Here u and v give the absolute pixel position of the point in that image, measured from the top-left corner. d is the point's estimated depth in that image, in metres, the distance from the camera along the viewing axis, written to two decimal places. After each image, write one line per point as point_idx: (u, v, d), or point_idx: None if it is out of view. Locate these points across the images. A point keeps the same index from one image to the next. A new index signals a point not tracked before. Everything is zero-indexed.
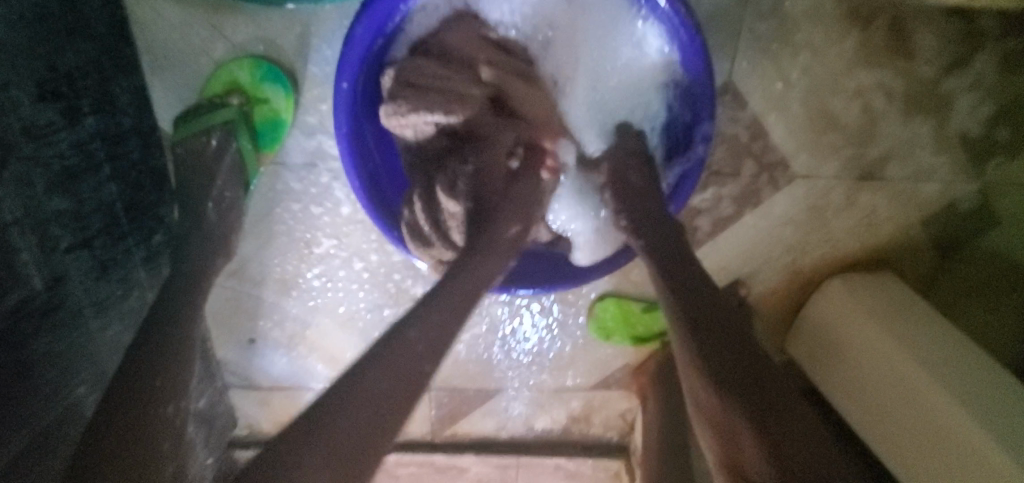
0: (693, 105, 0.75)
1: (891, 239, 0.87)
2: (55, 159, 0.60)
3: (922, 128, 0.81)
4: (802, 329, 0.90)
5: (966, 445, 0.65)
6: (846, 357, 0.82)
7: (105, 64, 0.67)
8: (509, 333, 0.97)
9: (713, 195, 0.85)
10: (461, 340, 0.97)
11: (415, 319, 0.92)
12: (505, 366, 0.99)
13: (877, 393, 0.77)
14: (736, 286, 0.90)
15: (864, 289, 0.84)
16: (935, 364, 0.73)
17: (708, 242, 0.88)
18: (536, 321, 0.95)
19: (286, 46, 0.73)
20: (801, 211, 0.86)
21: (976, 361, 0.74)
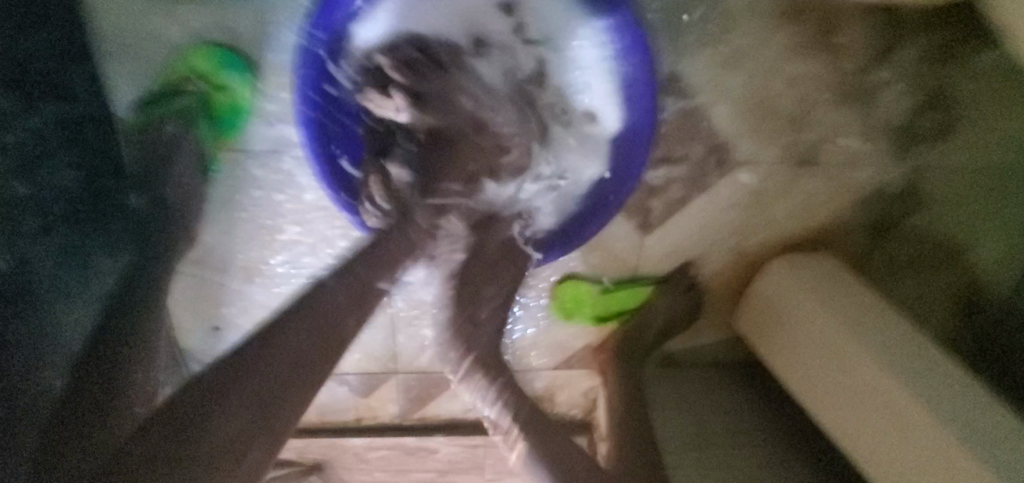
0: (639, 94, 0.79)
1: (828, 219, 0.94)
2: (11, 147, 0.62)
3: (852, 116, 0.87)
4: (745, 305, 0.97)
5: (897, 411, 0.72)
6: (785, 332, 0.88)
7: (63, 50, 0.68)
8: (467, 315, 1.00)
9: (664, 179, 0.90)
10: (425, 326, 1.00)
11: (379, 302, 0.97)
12: None
13: (814, 366, 0.83)
14: (687, 266, 0.96)
15: (804, 268, 0.90)
16: (867, 335, 0.80)
17: (661, 225, 0.93)
18: None
19: (247, 35, 0.74)
20: (747, 194, 0.91)
21: (897, 331, 0.81)
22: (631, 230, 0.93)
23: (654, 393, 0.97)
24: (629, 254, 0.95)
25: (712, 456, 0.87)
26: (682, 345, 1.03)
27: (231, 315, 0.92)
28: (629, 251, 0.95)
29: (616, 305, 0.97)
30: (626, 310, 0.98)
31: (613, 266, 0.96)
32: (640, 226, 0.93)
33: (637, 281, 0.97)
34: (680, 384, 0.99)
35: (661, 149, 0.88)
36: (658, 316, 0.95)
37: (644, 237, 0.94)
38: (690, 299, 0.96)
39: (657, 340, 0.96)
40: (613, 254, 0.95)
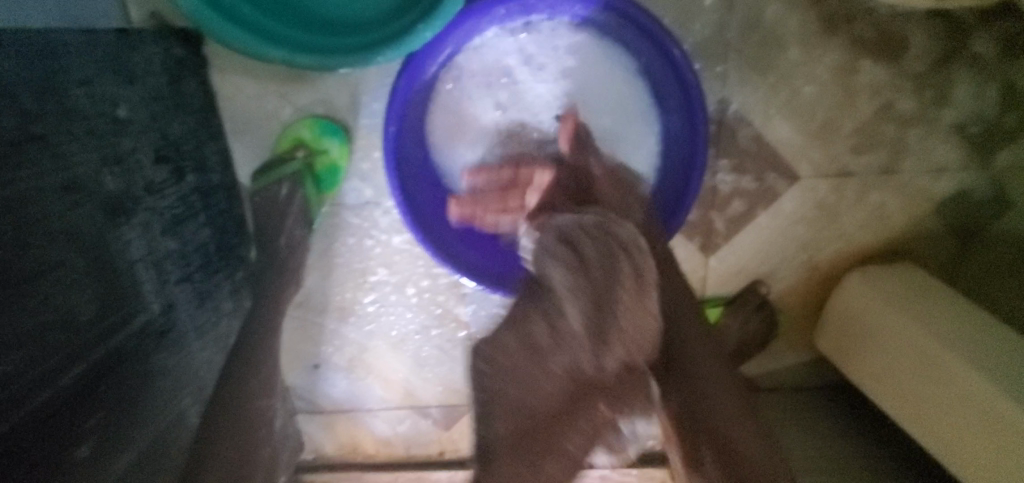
0: (692, 121, 0.80)
1: (905, 230, 0.92)
2: (167, 209, 0.73)
3: (920, 119, 0.87)
4: (826, 322, 0.94)
5: (1011, 431, 0.66)
6: (872, 349, 0.85)
7: (201, 132, 0.82)
8: None
9: (728, 192, 0.91)
10: None
11: (459, 337, 1.01)
12: None
13: (912, 385, 0.79)
14: (757, 285, 0.96)
15: (884, 280, 0.88)
16: (967, 351, 0.75)
17: (725, 244, 0.94)
18: None
19: (341, 106, 0.87)
20: (813, 208, 0.92)
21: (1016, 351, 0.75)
22: (695, 252, 0.95)
23: None
24: (694, 276, 0.96)
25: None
26: (758, 370, 1.01)
27: (331, 351, 1.03)
28: (694, 274, 0.96)
29: None
30: None
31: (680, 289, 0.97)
32: (703, 247, 0.94)
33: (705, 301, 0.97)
34: (764, 411, 0.97)
35: (722, 166, 0.90)
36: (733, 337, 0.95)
37: (708, 259, 0.95)
38: (768, 317, 0.96)
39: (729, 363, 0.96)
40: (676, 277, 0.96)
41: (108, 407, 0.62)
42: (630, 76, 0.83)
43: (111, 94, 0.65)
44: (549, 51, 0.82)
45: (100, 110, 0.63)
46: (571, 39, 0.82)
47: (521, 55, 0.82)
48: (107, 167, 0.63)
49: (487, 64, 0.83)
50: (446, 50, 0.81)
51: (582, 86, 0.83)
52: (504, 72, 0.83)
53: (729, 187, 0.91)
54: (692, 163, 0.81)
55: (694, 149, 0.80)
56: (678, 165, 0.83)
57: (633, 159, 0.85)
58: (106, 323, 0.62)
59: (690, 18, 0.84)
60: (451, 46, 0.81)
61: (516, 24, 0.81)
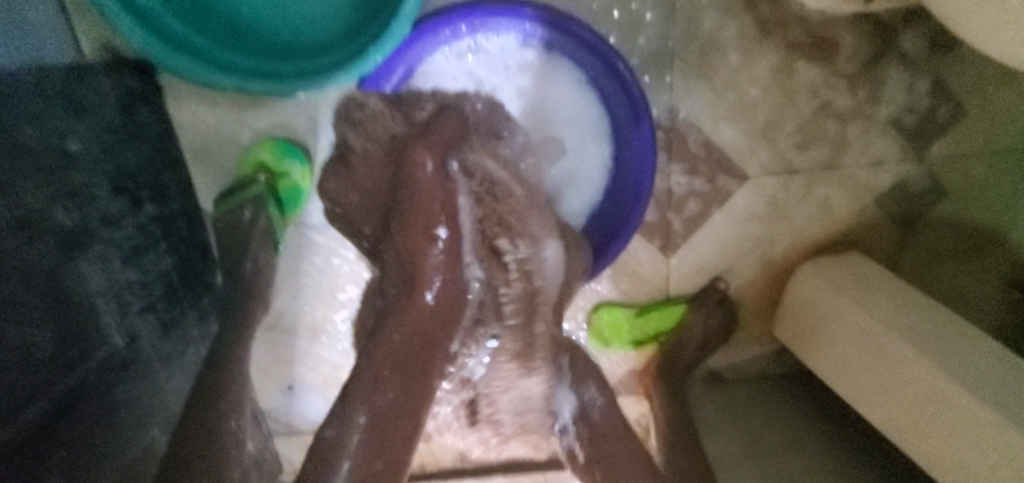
0: (641, 130, 0.84)
1: (852, 221, 0.96)
2: (125, 240, 0.74)
3: (857, 116, 0.92)
4: (783, 313, 0.98)
5: (953, 409, 0.71)
6: (825, 335, 0.90)
7: (157, 161, 0.82)
8: None
9: (682, 194, 0.95)
10: None
11: None
12: None
13: (863, 368, 0.83)
14: (716, 282, 0.99)
15: (834, 270, 0.93)
16: (910, 335, 0.80)
17: (685, 244, 0.98)
18: None
19: (300, 128, 0.88)
20: (765, 205, 0.96)
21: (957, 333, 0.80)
22: (656, 253, 0.98)
23: (703, 412, 0.99)
24: (656, 277, 0.99)
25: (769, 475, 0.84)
26: (722, 363, 1.06)
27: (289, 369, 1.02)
28: (657, 275, 0.99)
29: (655, 326, 1.00)
30: (663, 331, 1.01)
31: (645, 290, 1.00)
32: (663, 248, 0.97)
33: (670, 300, 1.00)
34: (729, 401, 1.01)
35: (675, 169, 0.93)
36: (694, 332, 0.99)
37: (669, 259, 0.98)
38: (728, 312, 1.00)
39: (694, 358, 1.00)
40: (640, 277, 0.99)
41: (74, 441, 0.61)
42: (579, 89, 0.86)
43: (62, 129, 0.65)
44: (498, 67, 0.85)
45: (51, 145, 0.63)
46: (519, 55, 0.85)
47: (471, 73, 0.84)
48: (62, 203, 0.64)
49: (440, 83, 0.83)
50: (399, 71, 0.81)
51: (533, 100, 0.86)
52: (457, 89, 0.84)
53: (684, 188, 0.94)
54: (643, 170, 0.85)
55: (643, 157, 0.84)
56: (631, 172, 0.86)
57: (588, 166, 0.88)
58: (68, 356, 0.63)
59: (637, 29, 0.88)
60: (403, 67, 0.82)
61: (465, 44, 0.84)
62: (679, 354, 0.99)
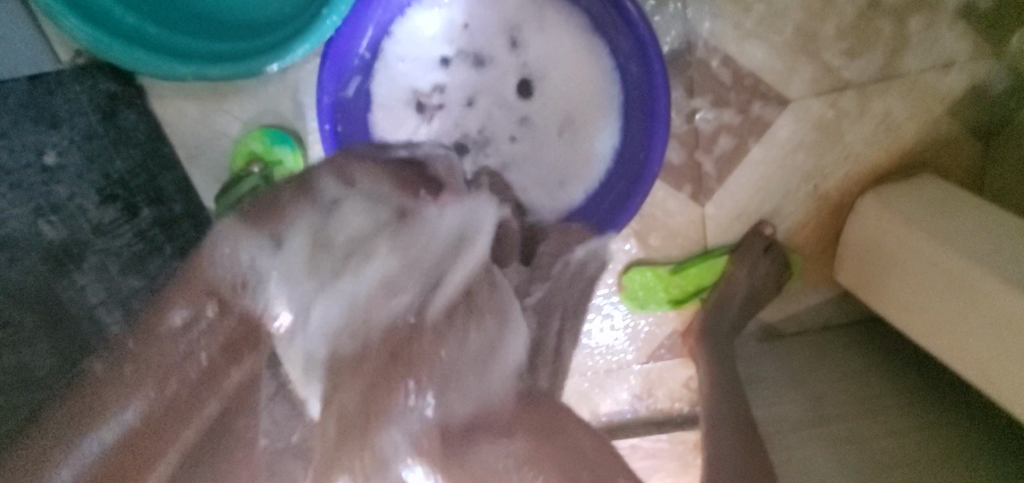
0: (648, 62, 0.73)
1: (921, 138, 0.82)
2: (123, 248, 0.71)
3: (915, 10, 0.77)
4: (845, 254, 0.86)
5: None
6: (897, 278, 0.78)
7: (150, 165, 0.78)
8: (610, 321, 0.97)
9: (711, 131, 0.83)
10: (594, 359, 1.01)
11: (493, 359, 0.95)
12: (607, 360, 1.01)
13: (958, 313, 0.69)
14: (761, 227, 0.88)
15: (901, 199, 0.80)
16: (1006, 269, 0.66)
17: (720, 187, 0.86)
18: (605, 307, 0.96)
19: (287, 113, 0.82)
20: (812, 131, 0.82)
21: None
22: (686, 202, 0.87)
23: (759, 371, 0.91)
24: (690, 228, 0.89)
25: (839, 442, 0.75)
26: (778, 316, 0.95)
27: None
28: (691, 226, 0.89)
29: (693, 283, 0.91)
30: (704, 287, 0.91)
31: (679, 244, 0.90)
32: (695, 196, 0.86)
33: (708, 253, 0.90)
34: (788, 357, 0.90)
35: (701, 103, 0.82)
36: (740, 286, 0.87)
37: (704, 207, 0.88)
38: (779, 258, 0.88)
39: (743, 312, 0.89)
40: (670, 231, 0.89)
41: None
42: (576, 26, 0.77)
43: (34, 142, 0.64)
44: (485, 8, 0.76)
45: (24, 162, 0.63)
46: None
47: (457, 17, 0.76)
48: (43, 216, 0.63)
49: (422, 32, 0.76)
50: (368, 33, 0.73)
51: (528, 41, 0.77)
52: (440, 37, 0.76)
53: (714, 123, 0.83)
54: (657, 108, 0.74)
55: (655, 97, 0.74)
56: (643, 113, 0.76)
57: (595, 113, 0.79)
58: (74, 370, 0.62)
59: None
60: (372, 27, 0.73)
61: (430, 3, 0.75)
62: (726, 309, 0.88)
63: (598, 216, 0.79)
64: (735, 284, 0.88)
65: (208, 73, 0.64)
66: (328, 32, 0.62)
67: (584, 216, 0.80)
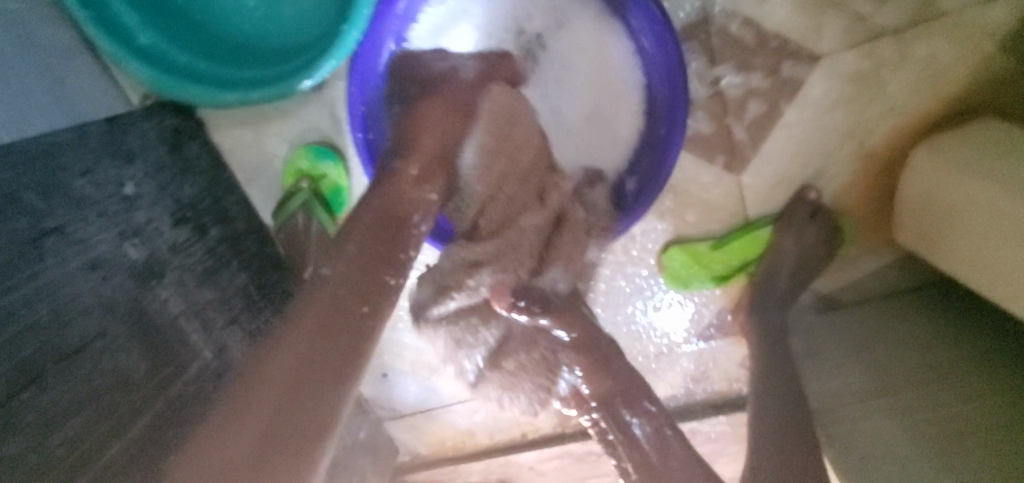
0: (661, 37, 0.74)
1: (971, 79, 0.77)
2: (196, 263, 0.80)
3: None
4: (902, 212, 0.81)
5: None
6: (961, 231, 0.72)
7: (215, 189, 0.87)
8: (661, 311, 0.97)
9: (739, 97, 0.81)
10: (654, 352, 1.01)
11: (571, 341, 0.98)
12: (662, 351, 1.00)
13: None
14: (804, 192, 0.84)
15: (960, 147, 0.74)
16: None
17: (756, 155, 0.84)
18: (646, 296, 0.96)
19: (326, 129, 0.88)
20: (848, 86, 0.79)
21: None
22: (721, 174, 0.85)
23: (817, 341, 0.87)
24: (728, 201, 0.87)
25: (907, 412, 0.70)
26: (835, 284, 0.91)
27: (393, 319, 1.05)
28: (729, 198, 0.87)
29: (737, 257, 0.88)
30: (750, 260, 0.89)
31: (718, 218, 0.88)
32: (729, 167, 0.84)
33: (751, 225, 0.87)
34: (848, 328, 0.86)
35: (724, 70, 0.80)
36: (787, 255, 0.84)
37: (741, 177, 0.85)
38: (828, 223, 0.84)
39: (793, 283, 0.86)
40: (708, 206, 0.87)
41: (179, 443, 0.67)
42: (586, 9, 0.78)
43: (116, 176, 0.73)
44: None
45: (109, 192, 0.72)
46: None
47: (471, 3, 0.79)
48: (128, 239, 0.72)
49: (440, 19, 0.79)
50: (388, 44, 0.78)
51: (540, 20, 0.78)
52: (456, 24, 0.79)
53: (741, 89, 0.80)
54: (674, 84, 0.75)
55: (671, 70, 0.75)
56: (663, 88, 0.76)
57: (613, 92, 0.80)
58: (164, 372, 0.69)
59: None
60: (391, 40, 0.78)
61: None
62: (774, 281, 0.85)
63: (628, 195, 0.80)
64: (780, 253, 0.85)
65: (253, 98, 0.70)
66: (350, 45, 0.67)
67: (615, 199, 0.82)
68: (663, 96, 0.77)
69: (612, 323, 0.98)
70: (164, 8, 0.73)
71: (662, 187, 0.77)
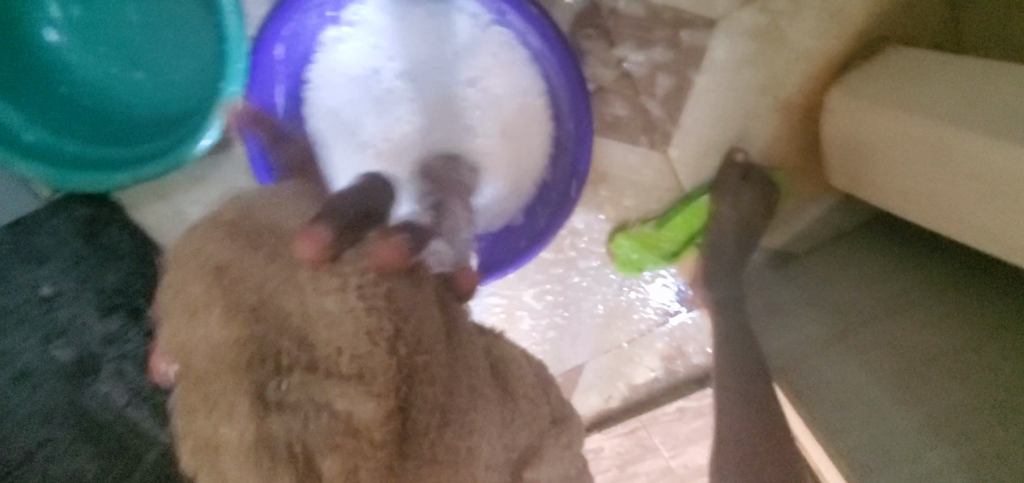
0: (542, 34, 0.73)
1: (868, 13, 0.78)
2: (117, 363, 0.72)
3: None
4: (829, 156, 0.82)
5: None
6: (883, 166, 0.72)
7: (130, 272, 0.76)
8: (627, 297, 0.96)
9: (647, 74, 0.80)
10: (631, 339, 0.98)
11: (549, 313, 0.96)
12: (632, 335, 0.98)
13: (951, 189, 0.63)
14: (733, 155, 0.84)
15: (867, 84, 0.75)
16: (990, 123, 0.59)
17: (677, 128, 0.83)
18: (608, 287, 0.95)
19: (244, 185, 0.81)
20: (750, 42, 0.79)
21: None
22: (648, 154, 0.85)
23: (775, 297, 0.87)
24: (662, 179, 0.86)
25: (867, 354, 0.70)
26: (784, 238, 0.92)
27: None
28: (661, 176, 0.86)
29: (683, 231, 0.88)
30: (696, 232, 0.88)
31: (655, 197, 0.87)
32: (654, 144, 0.84)
33: (687, 198, 0.86)
34: (804, 279, 0.85)
35: (625, 49, 0.79)
36: (729, 221, 0.84)
37: (668, 152, 0.85)
38: (761, 181, 0.84)
39: (742, 247, 0.85)
40: (642, 187, 0.87)
41: None
42: (464, 25, 0.77)
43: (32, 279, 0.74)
44: (374, 35, 0.76)
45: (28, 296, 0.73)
46: (385, 14, 0.76)
47: (354, 53, 0.77)
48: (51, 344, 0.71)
49: (331, 78, 0.78)
50: (279, 90, 0.77)
51: (424, 50, 0.77)
52: (348, 77, 0.78)
53: (646, 65, 0.80)
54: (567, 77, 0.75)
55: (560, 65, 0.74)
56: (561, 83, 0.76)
57: (518, 101, 0.79)
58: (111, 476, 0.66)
59: None
60: (282, 84, 0.76)
61: (333, 43, 0.77)
62: (722, 247, 0.84)
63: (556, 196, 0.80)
64: (722, 221, 0.84)
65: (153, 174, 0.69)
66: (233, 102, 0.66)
67: (542, 199, 0.82)
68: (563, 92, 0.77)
69: (576, 318, 0.97)
70: (54, 104, 0.72)
71: (581, 181, 0.77)
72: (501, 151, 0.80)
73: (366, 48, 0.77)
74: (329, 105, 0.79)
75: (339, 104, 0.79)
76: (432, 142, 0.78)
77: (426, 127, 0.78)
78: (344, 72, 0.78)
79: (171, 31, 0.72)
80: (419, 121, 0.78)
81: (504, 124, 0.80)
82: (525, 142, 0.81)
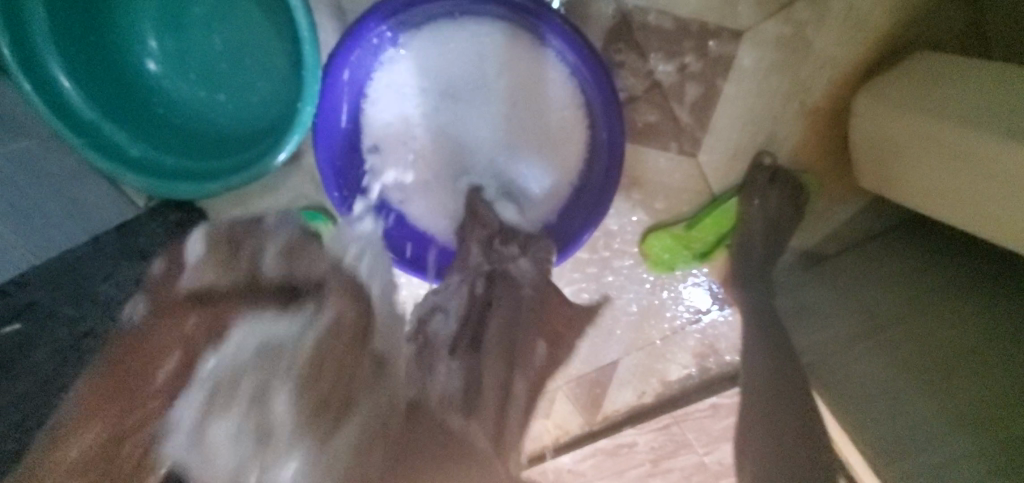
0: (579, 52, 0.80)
1: (892, 20, 0.81)
2: None
3: None
4: (857, 158, 0.84)
5: None
6: (909, 167, 0.75)
7: None
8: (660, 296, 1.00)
9: (676, 83, 0.86)
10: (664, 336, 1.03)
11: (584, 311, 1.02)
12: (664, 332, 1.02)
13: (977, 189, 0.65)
14: (760, 158, 0.88)
15: (892, 89, 0.78)
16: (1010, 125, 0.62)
17: (706, 133, 0.88)
18: (641, 286, 1.00)
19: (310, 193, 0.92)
20: (775, 51, 0.83)
21: None
22: (679, 158, 0.89)
23: (806, 296, 0.90)
24: (692, 182, 0.91)
25: (894, 350, 0.73)
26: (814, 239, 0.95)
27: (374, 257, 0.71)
28: (692, 179, 0.91)
29: (713, 232, 0.92)
30: (726, 233, 0.92)
31: (686, 199, 0.92)
32: (684, 149, 0.89)
33: (717, 200, 0.91)
34: (834, 277, 0.88)
35: (656, 61, 0.85)
36: (758, 221, 0.87)
37: (698, 157, 0.89)
38: (789, 182, 0.87)
39: (771, 247, 0.88)
40: (673, 190, 0.91)
41: None
42: (510, 46, 0.84)
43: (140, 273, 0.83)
44: (429, 54, 0.84)
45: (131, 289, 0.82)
46: (440, 35, 0.84)
47: (409, 70, 0.85)
48: None
49: (388, 92, 0.86)
50: (344, 109, 0.85)
51: (473, 68, 0.85)
52: (403, 90, 0.86)
53: (675, 75, 0.85)
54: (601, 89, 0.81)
55: (595, 79, 0.81)
56: (595, 95, 0.82)
57: (556, 113, 0.86)
58: None
59: None
60: (346, 103, 0.85)
61: (390, 61, 0.85)
62: (751, 247, 0.87)
63: (590, 201, 0.86)
64: (752, 221, 0.87)
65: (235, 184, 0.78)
66: (307, 119, 0.76)
67: (577, 203, 0.88)
68: (597, 104, 0.83)
69: (610, 315, 1.02)
70: (150, 123, 0.83)
71: (614, 188, 0.82)
72: (538, 156, 0.88)
73: (421, 66, 0.85)
74: (385, 116, 0.87)
75: (394, 115, 0.87)
76: (487, 150, 0.87)
77: (473, 137, 0.87)
78: (400, 86, 0.86)
79: (250, 58, 0.83)
80: (466, 132, 0.87)
81: (543, 135, 0.87)
82: (562, 151, 0.87)
